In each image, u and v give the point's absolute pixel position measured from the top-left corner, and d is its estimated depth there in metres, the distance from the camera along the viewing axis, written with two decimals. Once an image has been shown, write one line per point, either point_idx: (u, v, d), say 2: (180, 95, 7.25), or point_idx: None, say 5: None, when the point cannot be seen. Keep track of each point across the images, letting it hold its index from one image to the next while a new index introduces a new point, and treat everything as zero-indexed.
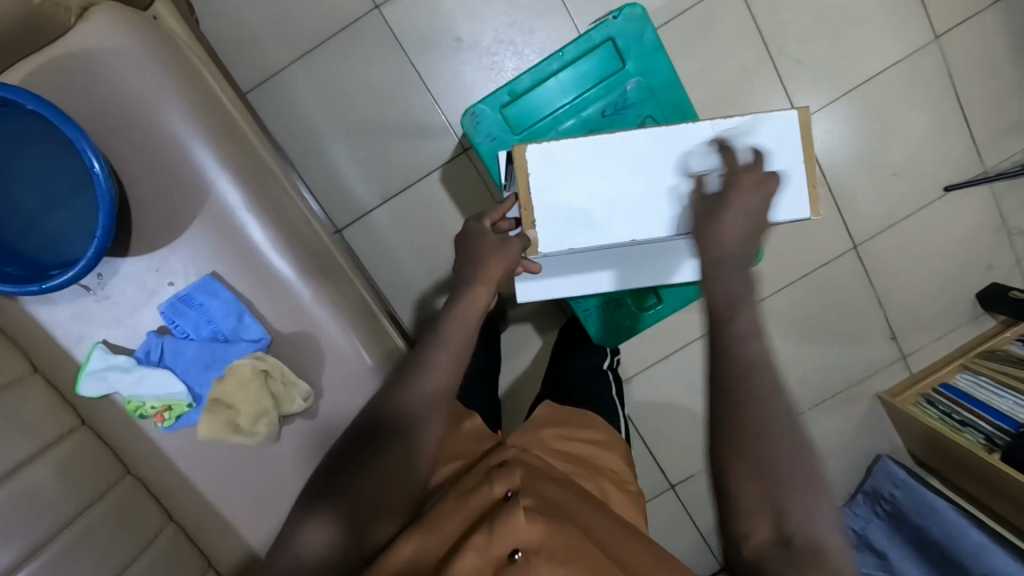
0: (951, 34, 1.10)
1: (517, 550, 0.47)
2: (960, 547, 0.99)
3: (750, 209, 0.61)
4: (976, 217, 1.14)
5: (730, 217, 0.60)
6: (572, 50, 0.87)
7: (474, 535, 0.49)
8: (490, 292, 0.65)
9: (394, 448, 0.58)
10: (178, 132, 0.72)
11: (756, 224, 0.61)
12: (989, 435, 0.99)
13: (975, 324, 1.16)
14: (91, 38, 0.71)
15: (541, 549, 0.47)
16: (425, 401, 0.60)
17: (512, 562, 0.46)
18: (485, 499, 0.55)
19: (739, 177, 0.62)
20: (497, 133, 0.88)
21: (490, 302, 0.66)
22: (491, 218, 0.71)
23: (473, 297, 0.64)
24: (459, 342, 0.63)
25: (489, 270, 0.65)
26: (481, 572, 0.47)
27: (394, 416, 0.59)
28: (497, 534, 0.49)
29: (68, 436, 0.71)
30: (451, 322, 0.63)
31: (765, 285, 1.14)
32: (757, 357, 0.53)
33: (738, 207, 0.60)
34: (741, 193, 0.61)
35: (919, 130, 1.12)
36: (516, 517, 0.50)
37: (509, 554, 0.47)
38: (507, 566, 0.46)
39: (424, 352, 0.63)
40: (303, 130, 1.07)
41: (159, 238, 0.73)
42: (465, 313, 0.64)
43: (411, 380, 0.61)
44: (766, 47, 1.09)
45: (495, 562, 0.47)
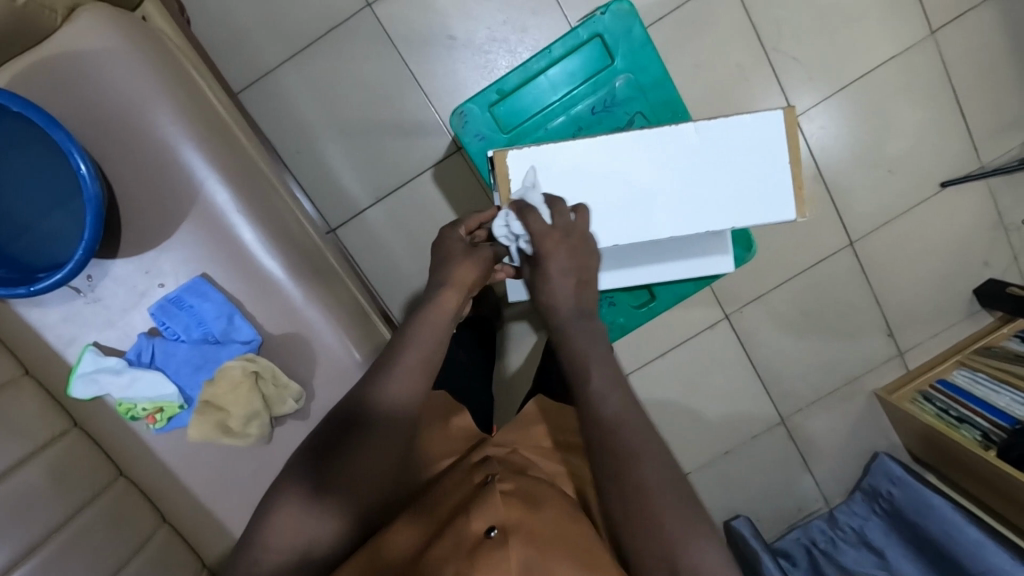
0: (947, 29, 1.09)
1: (494, 527, 0.46)
2: (958, 545, 0.98)
3: (570, 266, 0.60)
4: (972, 212, 1.14)
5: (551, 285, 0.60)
6: (560, 47, 0.86)
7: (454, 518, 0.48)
8: (462, 296, 0.62)
9: (373, 438, 0.56)
10: (166, 133, 0.72)
11: (581, 279, 0.61)
12: (986, 432, 0.99)
13: (973, 320, 1.16)
14: (78, 39, 0.70)
15: (518, 530, 0.46)
16: (403, 395, 0.58)
17: (487, 540, 0.45)
18: (465, 488, 0.55)
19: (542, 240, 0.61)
20: (485, 133, 0.88)
21: (461, 306, 0.63)
22: (468, 225, 0.67)
23: (438, 303, 0.61)
24: None
25: (461, 273, 0.62)
26: (457, 549, 0.45)
27: (374, 409, 0.57)
28: (474, 515, 0.48)
29: (60, 439, 0.71)
30: (422, 325, 0.60)
31: (761, 283, 1.14)
32: (620, 414, 0.53)
33: (558, 267, 0.60)
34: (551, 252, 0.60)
35: (915, 126, 1.11)
36: (493, 499, 0.49)
37: (485, 532, 0.46)
38: (481, 544, 0.45)
39: (394, 352, 0.59)
40: (296, 130, 1.07)
41: (148, 240, 0.73)
42: (432, 319, 0.60)
43: (388, 374, 0.58)
44: (761, 44, 1.09)
45: (470, 540, 0.46)
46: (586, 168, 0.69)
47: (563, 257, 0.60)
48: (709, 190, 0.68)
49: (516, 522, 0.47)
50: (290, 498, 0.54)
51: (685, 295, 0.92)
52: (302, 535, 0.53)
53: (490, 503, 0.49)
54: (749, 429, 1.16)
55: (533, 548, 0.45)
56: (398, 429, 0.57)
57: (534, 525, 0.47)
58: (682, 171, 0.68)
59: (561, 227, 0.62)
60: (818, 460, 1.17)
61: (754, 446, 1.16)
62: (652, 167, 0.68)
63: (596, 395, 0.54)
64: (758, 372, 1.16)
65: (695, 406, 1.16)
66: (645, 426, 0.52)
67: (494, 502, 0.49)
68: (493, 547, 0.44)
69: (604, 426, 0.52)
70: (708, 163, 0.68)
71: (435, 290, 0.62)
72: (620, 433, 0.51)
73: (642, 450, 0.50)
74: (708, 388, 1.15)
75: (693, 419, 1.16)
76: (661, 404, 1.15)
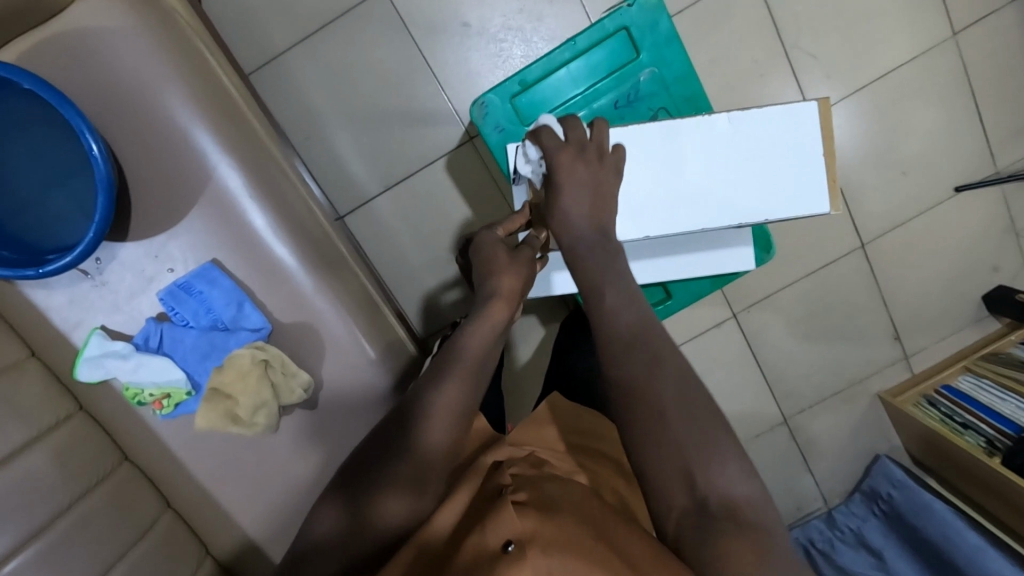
0: (969, 32, 1.08)
1: (511, 541, 0.45)
2: (955, 548, 0.99)
3: (587, 181, 0.62)
4: (986, 217, 1.13)
5: (570, 201, 0.61)
6: (584, 40, 0.85)
7: (470, 534, 0.49)
8: (512, 305, 0.63)
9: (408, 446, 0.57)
10: (178, 116, 0.71)
11: (597, 198, 0.62)
12: (990, 439, 0.98)
13: (979, 326, 1.16)
14: (90, 17, 0.69)
15: (535, 539, 0.45)
16: (443, 406, 0.58)
17: (505, 554, 0.44)
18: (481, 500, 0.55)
19: (557, 153, 0.63)
20: (504, 125, 0.87)
21: (511, 314, 0.63)
22: (504, 229, 0.70)
23: (489, 314, 0.62)
24: (471, 359, 0.60)
25: (509, 280, 0.62)
26: (476, 562, 0.45)
27: (416, 420, 0.57)
28: (491, 529, 0.47)
29: (65, 423, 0.70)
30: (468, 338, 0.61)
31: (770, 282, 1.13)
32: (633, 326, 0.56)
33: (572, 182, 0.61)
34: (565, 167, 0.62)
35: (931, 128, 1.10)
36: (506, 514, 0.49)
37: (502, 546, 0.45)
38: (500, 557, 0.44)
39: (442, 361, 0.60)
40: (305, 115, 1.05)
41: (158, 225, 0.72)
42: (482, 330, 0.61)
43: (431, 382, 0.59)
44: (780, 41, 1.07)
45: (489, 554, 0.45)
46: None
47: (580, 170, 0.62)
48: (743, 186, 0.68)
49: (530, 533, 0.46)
50: (328, 498, 0.57)
51: (701, 293, 0.92)
52: (337, 529, 0.55)
53: (501, 518, 0.48)
54: (750, 428, 1.16)
55: (551, 555, 0.44)
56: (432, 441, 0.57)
57: (549, 531, 0.47)
58: (715, 165, 0.68)
59: (576, 142, 0.63)
60: (818, 460, 1.17)
61: (756, 446, 1.16)
62: (682, 153, 0.68)
63: (610, 312, 0.57)
64: (763, 372, 1.15)
65: None
66: (657, 339, 0.55)
67: (505, 517, 0.48)
68: (512, 560, 0.43)
69: (618, 340, 0.55)
70: (742, 155, 0.68)
71: (486, 301, 0.62)
72: (636, 345, 0.55)
73: (660, 359, 0.53)
74: (712, 386, 1.15)
75: None
76: None
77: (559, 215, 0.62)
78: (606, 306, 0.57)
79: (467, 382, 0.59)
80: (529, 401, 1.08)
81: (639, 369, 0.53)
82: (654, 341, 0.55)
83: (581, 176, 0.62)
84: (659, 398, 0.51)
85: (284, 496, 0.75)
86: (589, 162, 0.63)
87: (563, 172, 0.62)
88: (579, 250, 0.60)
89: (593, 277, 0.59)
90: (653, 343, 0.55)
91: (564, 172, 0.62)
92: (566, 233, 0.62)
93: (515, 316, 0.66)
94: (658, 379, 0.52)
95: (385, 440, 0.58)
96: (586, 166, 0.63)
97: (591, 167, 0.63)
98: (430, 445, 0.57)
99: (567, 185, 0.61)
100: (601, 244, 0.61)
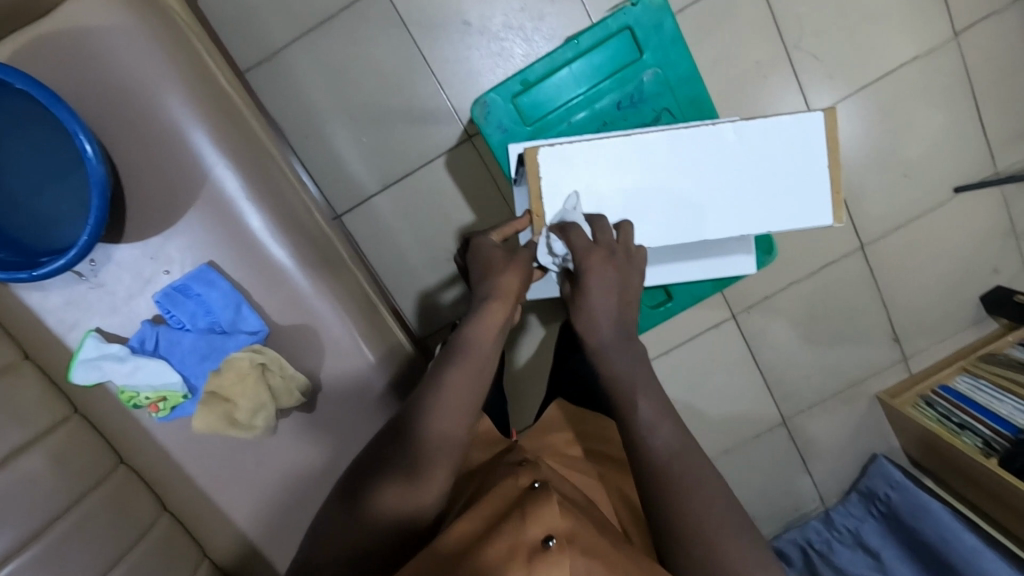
0: (970, 32, 1.08)
1: (551, 537, 0.44)
2: (953, 550, 0.99)
3: (616, 283, 0.63)
4: (984, 219, 1.13)
5: (595, 298, 0.62)
6: (587, 40, 0.84)
7: (506, 522, 0.46)
8: (509, 307, 0.63)
9: (415, 442, 0.56)
10: (176, 115, 0.70)
11: (623, 296, 0.63)
12: (987, 440, 0.98)
13: (978, 328, 1.16)
14: (87, 14, 0.68)
15: (573, 539, 0.44)
16: (446, 407, 0.58)
17: (546, 549, 0.43)
18: (507, 493, 0.53)
19: (587, 255, 0.62)
20: (507, 124, 0.86)
21: (507, 320, 0.64)
22: (500, 234, 0.69)
23: (486, 317, 0.62)
24: (475, 363, 0.61)
25: (506, 282, 0.63)
26: (513, 554, 0.43)
27: (426, 417, 0.57)
28: (530, 521, 0.46)
29: (61, 425, 0.70)
30: (467, 340, 0.61)
31: (771, 283, 1.13)
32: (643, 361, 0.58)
33: (602, 283, 0.62)
34: (595, 270, 0.62)
35: (933, 129, 1.10)
36: (545, 508, 0.47)
37: (543, 540, 0.44)
38: (540, 551, 0.43)
39: (443, 363, 0.61)
40: (304, 112, 1.04)
41: (155, 225, 0.71)
42: (479, 330, 0.62)
43: (437, 381, 0.59)
44: (782, 40, 1.06)
45: (527, 547, 0.43)
46: (620, 165, 0.68)
47: (609, 274, 0.62)
48: (747, 197, 0.67)
49: (570, 532, 0.45)
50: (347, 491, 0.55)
51: (700, 296, 0.91)
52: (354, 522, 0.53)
53: (541, 512, 0.47)
54: (749, 429, 1.16)
55: (593, 555, 0.43)
56: (441, 440, 0.57)
57: (581, 536, 0.46)
58: (720, 176, 0.67)
59: (605, 245, 0.64)
60: (816, 461, 1.17)
61: (755, 446, 1.16)
62: (686, 163, 0.67)
63: (646, 425, 0.58)
64: (763, 373, 1.15)
65: (695, 405, 1.16)
66: (691, 453, 0.56)
67: (544, 511, 0.47)
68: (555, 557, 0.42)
69: (656, 461, 0.55)
70: (748, 165, 0.67)
71: (481, 303, 0.63)
72: (673, 466, 0.54)
73: (697, 482, 0.53)
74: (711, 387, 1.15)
75: (694, 417, 1.16)
76: None
77: (585, 312, 0.63)
78: (641, 417, 0.58)
79: (474, 376, 0.60)
80: (529, 402, 1.07)
81: (680, 489, 0.53)
82: (688, 452, 0.56)
83: (608, 280, 0.62)
84: (701, 520, 0.51)
85: (282, 499, 0.75)
86: (618, 265, 0.63)
87: (592, 274, 0.62)
88: (609, 356, 0.62)
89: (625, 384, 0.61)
90: (687, 459, 0.55)
91: (595, 275, 0.62)
92: (592, 332, 0.63)
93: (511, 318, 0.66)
94: (699, 502, 0.52)
95: (406, 435, 0.57)
96: (614, 268, 0.63)
97: (620, 271, 0.63)
98: (447, 441, 0.57)
99: (596, 287, 0.62)
100: (627, 349, 0.63)
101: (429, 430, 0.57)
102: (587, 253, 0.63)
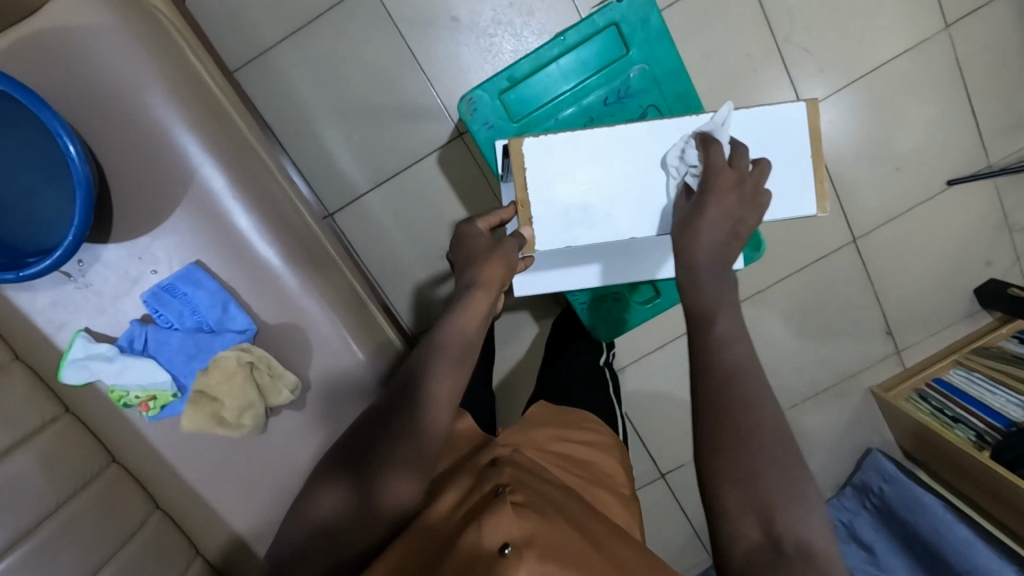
0: (962, 24, 1.07)
1: (507, 544, 0.44)
2: (947, 543, 1.00)
3: (731, 215, 0.58)
4: (977, 212, 1.12)
5: (706, 222, 0.58)
6: (574, 35, 0.84)
7: (467, 530, 0.48)
8: (492, 296, 0.63)
9: (398, 432, 0.57)
10: (160, 116, 0.70)
11: (733, 234, 0.58)
12: (980, 433, 0.99)
13: (971, 321, 1.16)
14: (70, 15, 0.68)
15: (530, 544, 0.45)
16: (430, 397, 0.58)
17: (501, 557, 0.43)
18: (476, 495, 0.54)
19: (718, 174, 0.59)
20: (493, 121, 0.86)
21: (492, 305, 0.64)
22: (486, 223, 0.69)
23: (468, 306, 0.62)
24: (458, 351, 0.61)
25: (490, 272, 0.62)
26: (471, 565, 0.44)
27: (414, 406, 0.58)
28: (487, 528, 0.46)
29: (50, 425, 0.70)
30: (446, 329, 0.61)
31: (763, 277, 1.13)
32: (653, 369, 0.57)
33: (717, 211, 0.58)
34: (719, 192, 0.58)
35: (925, 122, 1.10)
36: (506, 512, 0.48)
37: (499, 549, 0.44)
38: (497, 559, 0.43)
39: (425, 353, 0.60)
40: (294, 110, 1.04)
41: (140, 227, 0.71)
42: (461, 322, 0.61)
43: (421, 374, 0.59)
44: (772, 35, 1.06)
45: (486, 556, 0.44)
46: (603, 156, 0.67)
47: (732, 202, 0.58)
48: None
49: (528, 536, 0.46)
50: (327, 485, 0.56)
51: None
52: (336, 520, 0.54)
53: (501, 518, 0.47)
54: None
55: (548, 563, 0.44)
56: (423, 429, 0.57)
57: (546, 537, 0.46)
58: None
59: (737, 171, 0.60)
60: (810, 454, 1.17)
61: None
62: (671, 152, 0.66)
63: (722, 343, 0.53)
64: None
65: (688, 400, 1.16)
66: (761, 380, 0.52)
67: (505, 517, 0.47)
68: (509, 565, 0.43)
69: (721, 369, 0.52)
70: None
71: (465, 292, 0.62)
72: (737, 380, 0.51)
73: (757, 396, 0.50)
74: None
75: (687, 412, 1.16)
76: (658, 396, 1.15)
77: (691, 230, 0.58)
78: (719, 333, 0.54)
79: (456, 369, 0.61)
80: (522, 398, 1.08)
81: (735, 401, 0.50)
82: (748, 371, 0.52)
83: (730, 207, 0.58)
84: (755, 438, 0.49)
85: (273, 496, 0.75)
86: (740, 199, 0.59)
87: (716, 196, 0.58)
88: (699, 275, 0.57)
89: (710, 305, 0.55)
90: (745, 378, 0.51)
91: (716, 199, 0.58)
92: (686, 254, 0.58)
93: (495, 307, 0.66)
94: (755, 423, 0.49)
95: (385, 430, 0.57)
96: (735, 201, 0.58)
97: (745, 203, 0.59)
98: (429, 435, 0.58)
99: (712, 209, 0.58)
100: (720, 277, 0.57)
101: (412, 419, 0.57)
102: (716, 171, 0.59)
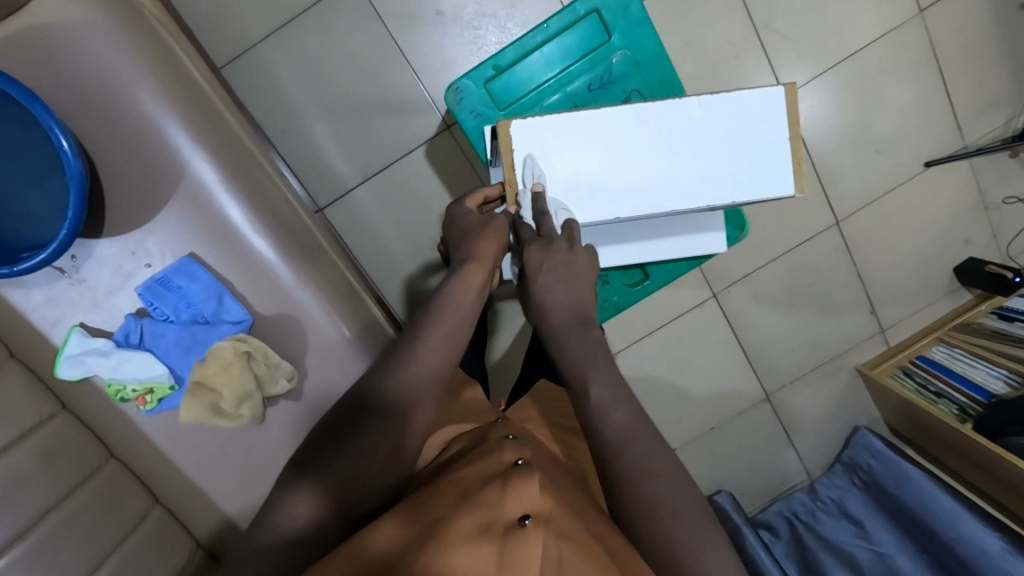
0: (935, 9, 1.10)
1: (527, 515, 0.45)
2: (932, 513, 1.01)
3: (559, 272, 0.62)
4: (955, 191, 1.15)
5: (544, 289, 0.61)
6: (556, 23, 0.85)
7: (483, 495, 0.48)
8: (486, 270, 0.63)
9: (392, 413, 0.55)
10: (150, 111, 0.70)
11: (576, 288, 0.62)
12: (962, 406, 1.02)
13: (952, 299, 1.19)
14: (56, 12, 0.68)
15: (548, 521, 0.45)
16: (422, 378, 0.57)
17: (521, 526, 0.44)
18: (491, 465, 0.54)
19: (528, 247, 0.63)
20: (480, 109, 0.87)
21: (488, 280, 0.64)
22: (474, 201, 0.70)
23: (463, 278, 0.61)
24: (454, 330, 0.60)
25: (484, 246, 0.63)
26: (488, 531, 0.44)
27: (406, 387, 0.56)
28: (509, 498, 0.47)
29: (47, 422, 0.70)
30: (445, 304, 0.60)
31: (749, 261, 1.15)
32: None
33: (545, 272, 0.62)
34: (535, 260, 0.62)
35: (902, 104, 1.12)
36: (529, 484, 0.48)
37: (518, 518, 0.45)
38: (515, 527, 0.44)
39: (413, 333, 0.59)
40: (282, 106, 1.04)
41: (133, 222, 0.72)
42: (460, 298, 0.61)
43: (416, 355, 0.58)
44: (752, 21, 1.08)
45: (506, 524, 0.44)
46: (591, 138, 0.68)
47: (555, 265, 0.62)
48: (712, 168, 0.67)
49: (546, 512, 0.46)
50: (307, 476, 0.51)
51: (676, 274, 0.93)
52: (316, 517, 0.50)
53: (523, 488, 0.48)
54: (733, 406, 1.18)
55: (564, 541, 0.44)
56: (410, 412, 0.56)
57: (559, 515, 0.47)
58: (685, 148, 0.68)
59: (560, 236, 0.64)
60: (800, 435, 1.20)
61: (738, 423, 1.19)
62: (654, 135, 0.68)
63: (598, 411, 0.54)
64: (743, 350, 1.18)
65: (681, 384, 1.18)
66: None
67: (528, 487, 0.48)
68: (530, 534, 0.43)
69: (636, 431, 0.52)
70: (711, 139, 0.67)
71: (462, 266, 0.63)
72: None
73: None
74: (694, 365, 1.17)
75: (679, 395, 1.18)
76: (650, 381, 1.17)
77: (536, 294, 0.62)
78: None
79: (449, 345, 0.60)
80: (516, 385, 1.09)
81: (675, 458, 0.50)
82: None
83: (557, 269, 0.62)
84: None
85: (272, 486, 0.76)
86: (560, 256, 0.62)
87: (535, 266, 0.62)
88: (564, 345, 0.59)
89: None
90: None
91: (538, 265, 0.62)
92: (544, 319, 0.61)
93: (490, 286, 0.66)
94: None
95: (381, 411, 0.55)
96: (555, 259, 0.62)
97: (563, 262, 0.62)
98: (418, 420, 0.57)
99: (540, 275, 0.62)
100: (579, 335, 0.60)
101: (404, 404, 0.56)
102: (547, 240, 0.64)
